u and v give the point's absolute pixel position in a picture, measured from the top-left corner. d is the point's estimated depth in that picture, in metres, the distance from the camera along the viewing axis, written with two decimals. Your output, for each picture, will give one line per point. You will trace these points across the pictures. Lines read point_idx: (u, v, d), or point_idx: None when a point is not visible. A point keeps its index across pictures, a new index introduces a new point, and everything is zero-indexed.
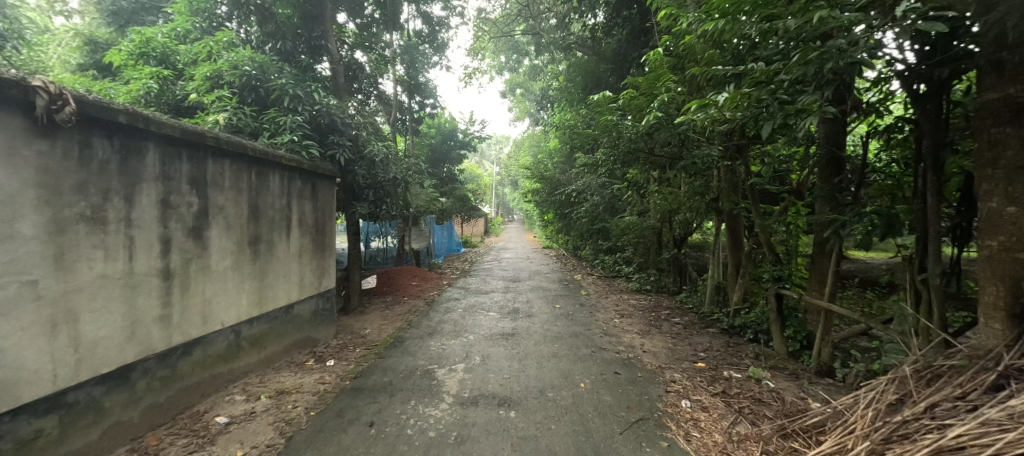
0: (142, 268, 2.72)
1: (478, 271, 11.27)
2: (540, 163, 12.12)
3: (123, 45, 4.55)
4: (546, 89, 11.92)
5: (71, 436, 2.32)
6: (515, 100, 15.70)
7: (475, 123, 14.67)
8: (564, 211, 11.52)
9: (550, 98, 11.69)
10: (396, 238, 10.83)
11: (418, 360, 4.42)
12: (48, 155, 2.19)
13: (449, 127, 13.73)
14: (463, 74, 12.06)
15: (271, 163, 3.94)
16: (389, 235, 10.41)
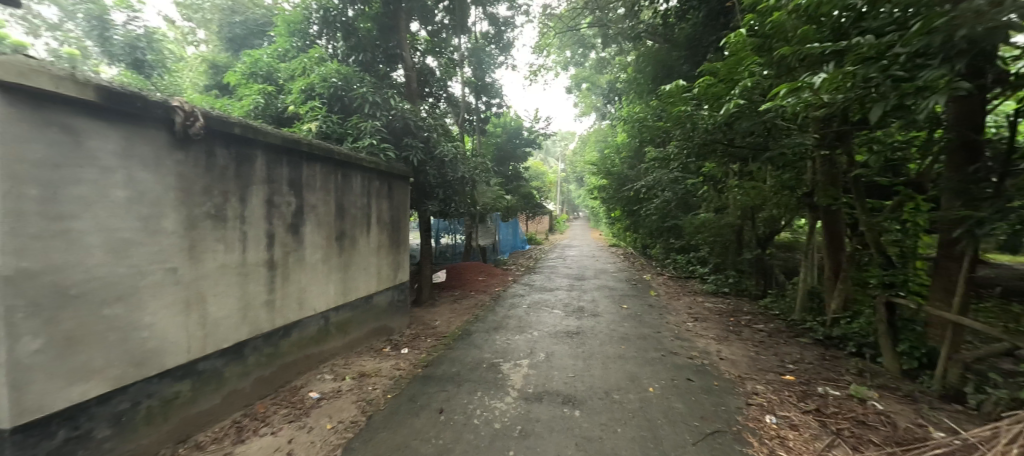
0: (253, 259, 3.16)
1: (543, 268, 11.28)
2: (608, 159, 11.74)
3: (238, 67, 5.27)
4: (615, 82, 11.54)
5: (200, 398, 2.78)
6: (581, 95, 15.40)
7: (540, 120, 14.70)
8: (633, 208, 11.08)
9: (619, 91, 11.31)
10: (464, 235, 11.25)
11: (485, 353, 4.57)
12: (184, 164, 2.63)
13: (516, 125, 13.87)
14: (529, 72, 12.10)
15: (354, 166, 4.32)
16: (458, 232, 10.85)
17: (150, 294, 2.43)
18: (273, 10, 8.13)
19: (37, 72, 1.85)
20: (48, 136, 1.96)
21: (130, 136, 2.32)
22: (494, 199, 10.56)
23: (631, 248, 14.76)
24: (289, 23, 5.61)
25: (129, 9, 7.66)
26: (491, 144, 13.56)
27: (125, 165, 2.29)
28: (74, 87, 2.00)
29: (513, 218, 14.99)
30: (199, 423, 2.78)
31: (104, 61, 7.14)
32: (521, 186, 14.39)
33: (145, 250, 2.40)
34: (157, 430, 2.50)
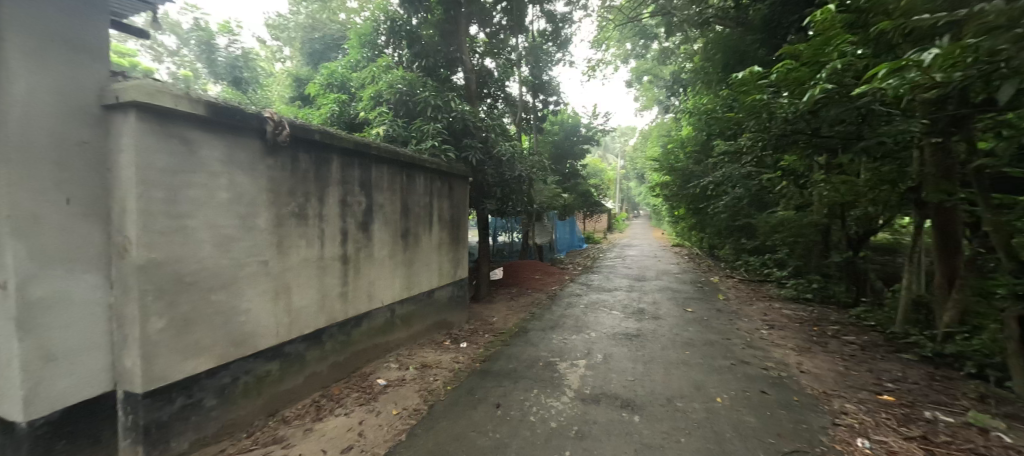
0: (329, 254, 3.45)
1: (601, 268, 10.99)
2: (671, 154, 11.08)
3: (317, 79, 5.76)
4: (679, 73, 10.92)
5: (286, 378, 3.10)
6: (643, 89, 14.80)
7: (598, 116, 14.35)
8: (699, 206, 10.34)
9: (684, 82, 10.69)
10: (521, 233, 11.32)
11: (541, 351, 4.57)
12: (274, 168, 2.94)
13: (573, 122, 13.76)
14: (587, 68, 11.85)
15: (417, 167, 4.55)
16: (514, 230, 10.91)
17: (246, 283, 2.76)
18: (347, 24, 8.82)
19: (162, 93, 2.19)
20: (170, 147, 2.31)
21: (231, 144, 2.65)
22: (552, 197, 10.52)
23: (696, 249, 13.88)
24: (360, 36, 6.03)
25: (230, 33, 8.75)
26: (549, 142, 13.53)
27: (227, 170, 2.62)
28: (189, 104, 2.33)
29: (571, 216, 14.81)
30: (285, 400, 3.11)
31: (210, 80, 8.23)
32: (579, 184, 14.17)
33: (242, 244, 2.73)
34: (252, 403, 2.85)
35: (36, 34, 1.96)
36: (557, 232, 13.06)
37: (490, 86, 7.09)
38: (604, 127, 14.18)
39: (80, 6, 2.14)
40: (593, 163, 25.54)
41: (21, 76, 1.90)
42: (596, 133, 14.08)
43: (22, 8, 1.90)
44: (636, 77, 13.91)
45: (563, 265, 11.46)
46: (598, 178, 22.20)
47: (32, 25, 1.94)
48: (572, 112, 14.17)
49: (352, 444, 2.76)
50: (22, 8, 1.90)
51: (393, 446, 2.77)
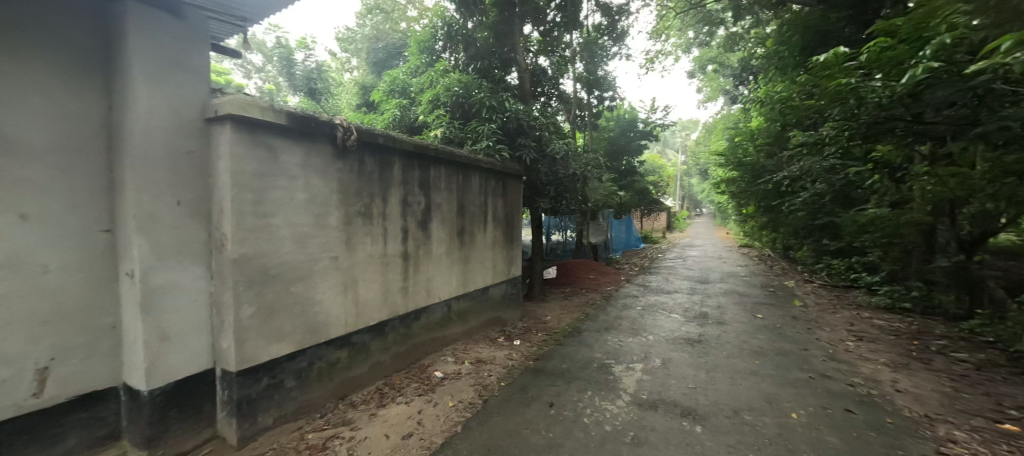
0: (392, 251, 3.66)
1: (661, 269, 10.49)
2: (740, 147, 10.12)
3: (381, 86, 6.11)
4: (746, 60, 10.10)
5: (353, 365, 3.34)
6: (707, 79, 13.89)
7: (657, 109, 13.70)
8: (770, 204, 9.46)
9: (755, 69, 9.87)
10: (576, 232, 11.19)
11: (596, 352, 4.48)
12: (344, 171, 3.17)
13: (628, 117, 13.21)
14: (645, 60, 11.35)
15: (473, 167, 4.66)
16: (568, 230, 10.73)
17: (320, 277, 3.02)
18: (408, 33, 9.29)
19: (252, 106, 2.47)
20: (257, 153, 2.59)
21: (308, 150, 2.91)
22: (608, 195, 10.24)
23: (769, 250, 12.78)
24: (419, 42, 6.30)
25: (306, 48, 9.56)
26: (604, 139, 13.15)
27: (305, 173, 2.88)
28: (273, 114, 2.59)
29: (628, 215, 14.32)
30: (353, 386, 3.35)
31: (290, 92, 9.06)
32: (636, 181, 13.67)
33: (316, 241, 2.99)
34: (325, 387, 3.10)
35: (153, 61, 2.30)
36: (613, 231, 12.64)
37: (544, 84, 7.07)
38: (663, 121, 13.53)
39: (187, 34, 2.47)
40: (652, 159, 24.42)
41: (144, 97, 2.26)
42: (655, 128, 13.45)
43: (142, 40, 2.26)
44: (698, 67, 13.09)
45: (620, 265, 11.12)
46: (658, 174, 21.23)
47: (151, 54, 2.29)
48: (629, 106, 13.65)
49: (412, 432, 2.92)
50: (142, 39, 2.26)
51: (449, 436, 2.89)
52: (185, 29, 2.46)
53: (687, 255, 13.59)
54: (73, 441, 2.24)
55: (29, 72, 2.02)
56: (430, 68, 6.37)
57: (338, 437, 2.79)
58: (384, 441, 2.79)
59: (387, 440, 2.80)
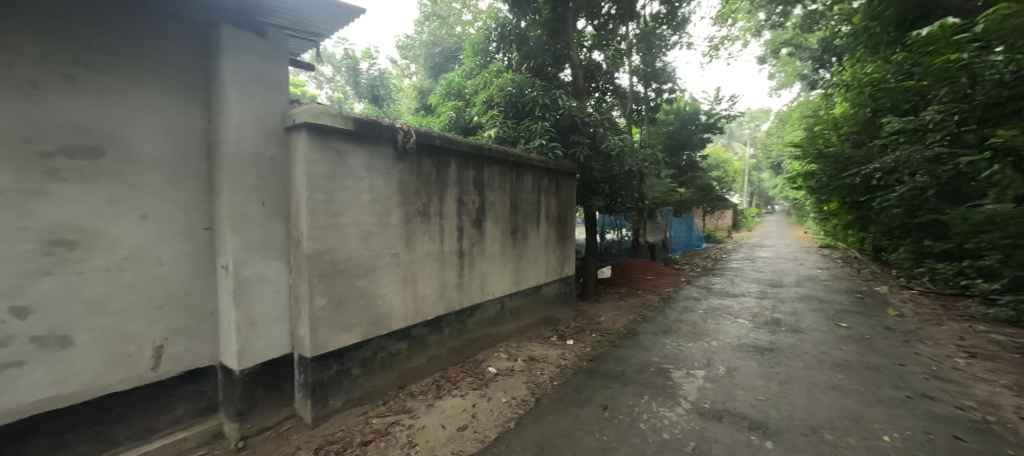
0: (448, 248, 3.78)
1: (727, 271, 9.79)
2: (819, 137, 8.83)
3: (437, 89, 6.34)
4: (831, 39, 9.09)
5: (412, 357, 3.51)
6: (781, 64, 12.61)
7: (722, 100, 12.66)
8: (857, 200, 8.47)
9: (840, 50, 8.87)
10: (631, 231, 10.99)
11: (653, 356, 4.30)
12: (404, 172, 3.34)
13: (688, 111, 12.32)
14: (708, 48, 10.63)
15: (526, 166, 4.68)
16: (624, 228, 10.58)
17: (383, 272, 3.21)
18: (463, 37, 9.54)
19: (323, 114, 2.68)
20: (328, 158, 2.82)
21: (372, 153, 3.10)
22: (667, 192, 9.75)
23: (855, 251, 11.45)
24: (474, 45, 6.43)
25: (369, 58, 10.19)
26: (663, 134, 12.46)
27: (369, 175, 3.08)
28: (341, 121, 2.80)
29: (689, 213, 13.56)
30: (412, 376, 3.52)
31: (356, 100, 9.84)
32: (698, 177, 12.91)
33: (379, 238, 3.18)
34: (387, 376, 3.30)
35: (242, 77, 2.59)
36: (672, 229, 12.00)
37: (597, 76, 6.85)
38: (728, 112, 12.58)
39: (270, 51, 2.75)
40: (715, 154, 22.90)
41: (235, 110, 2.54)
42: (720, 120, 12.50)
43: (233, 59, 2.55)
44: (768, 53, 11.81)
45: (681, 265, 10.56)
46: (723, 169, 19.84)
47: (240, 71, 2.58)
48: (690, 98, 12.65)
49: (467, 424, 3.01)
50: (233, 59, 2.55)
51: (502, 431, 2.94)
52: (267, 47, 2.74)
53: (757, 256, 12.58)
54: (181, 410, 2.59)
55: (147, 94, 2.38)
56: (484, 69, 6.48)
57: (398, 424, 2.96)
58: (441, 431, 2.90)
59: (444, 430, 2.91)
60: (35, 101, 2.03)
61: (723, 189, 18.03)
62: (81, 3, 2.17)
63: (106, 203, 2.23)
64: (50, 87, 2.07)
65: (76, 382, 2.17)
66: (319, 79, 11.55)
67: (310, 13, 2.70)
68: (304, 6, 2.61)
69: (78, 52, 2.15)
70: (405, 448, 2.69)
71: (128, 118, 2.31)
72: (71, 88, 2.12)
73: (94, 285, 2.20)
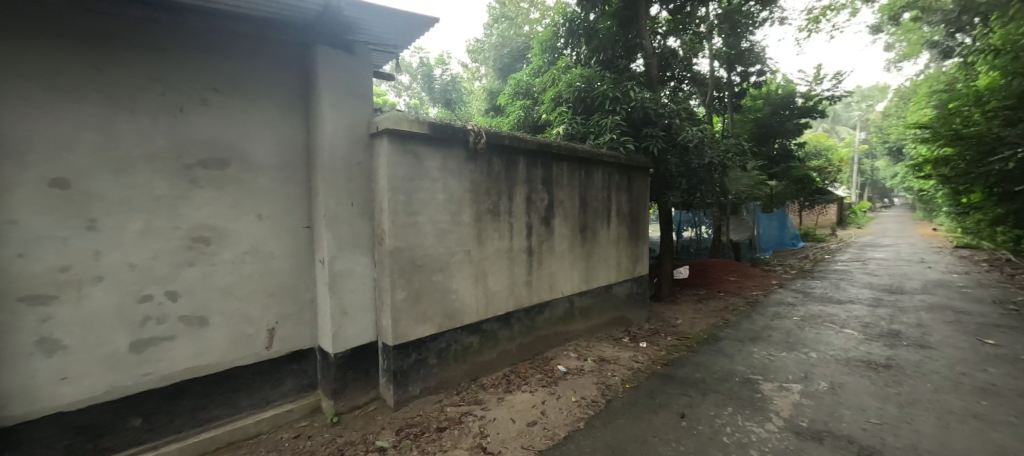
0: (517, 245, 3.84)
1: (830, 273, 8.61)
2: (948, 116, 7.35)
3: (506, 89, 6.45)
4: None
5: (484, 350, 3.64)
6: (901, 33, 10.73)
7: (825, 79, 11.17)
8: (1013, 189, 6.96)
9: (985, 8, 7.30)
10: (711, 228, 10.19)
11: (737, 365, 3.94)
12: (475, 172, 3.45)
13: (779, 95, 10.99)
14: (805, 22, 9.35)
15: (596, 162, 4.57)
16: (704, 225, 10.00)
17: (456, 268, 3.36)
18: (532, 35, 9.49)
19: (402, 120, 2.88)
20: (407, 161, 3.02)
21: (446, 155, 3.25)
22: (756, 186, 8.83)
23: (1007, 252, 9.38)
24: (542, 43, 6.40)
25: (443, 64, 10.71)
26: (749, 121, 11.32)
27: (443, 176, 3.24)
28: (419, 126, 2.98)
29: (781, 208, 12.19)
30: (483, 370, 3.64)
31: (430, 104, 11.16)
32: (793, 168, 11.53)
33: (453, 236, 3.33)
34: (459, 368, 3.45)
35: (335, 91, 2.88)
36: (760, 226, 10.81)
37: (672, 62, 6.43)
38: (832, 92, 11.05)
39: (357, 66, 3.02)
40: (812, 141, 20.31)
41: (328, 120, 2.84)
42: (820, 101, 11.09)
43: (326, 74, 2.85)
44: (884, 21, 9.62)
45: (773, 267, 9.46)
46: (827, 158, 17.46)
47: (332, 85, 2.87)
48: (783, 79, 11.39)
49: (536, 420, 3.04)
50: (326, 74, 2.85)
51: (572, 430, 2.92)
52: (354, 61, 3.01)
53: (870, 257, 10.88)
54: (288, 385, 2.97)
55: (260, 111, 2.76)
56: (551, 66, 6.45)
57: (470, 414, 3.08)
58: (511, 424, 2.97)
59: (513, 424, 2.97)
60: (181, 122, 2.46)
61: (825, 180, 15.89)
62: (211, 36, 2.57)
63: (231, 206, 2.65)
64: (192, 110, 2.50)
65: (211, 355, 2.61)
66: (399, 88, 12.36)
67: (391, 28, 2.91)
68: (386, 22, 2.81)
69: (210, 78, 2.56)
70: (476, 438, 2.80)
71: (247, 132, 2.71)
72: (205, 110, 2.54)
73: (223, 275, 2.62)
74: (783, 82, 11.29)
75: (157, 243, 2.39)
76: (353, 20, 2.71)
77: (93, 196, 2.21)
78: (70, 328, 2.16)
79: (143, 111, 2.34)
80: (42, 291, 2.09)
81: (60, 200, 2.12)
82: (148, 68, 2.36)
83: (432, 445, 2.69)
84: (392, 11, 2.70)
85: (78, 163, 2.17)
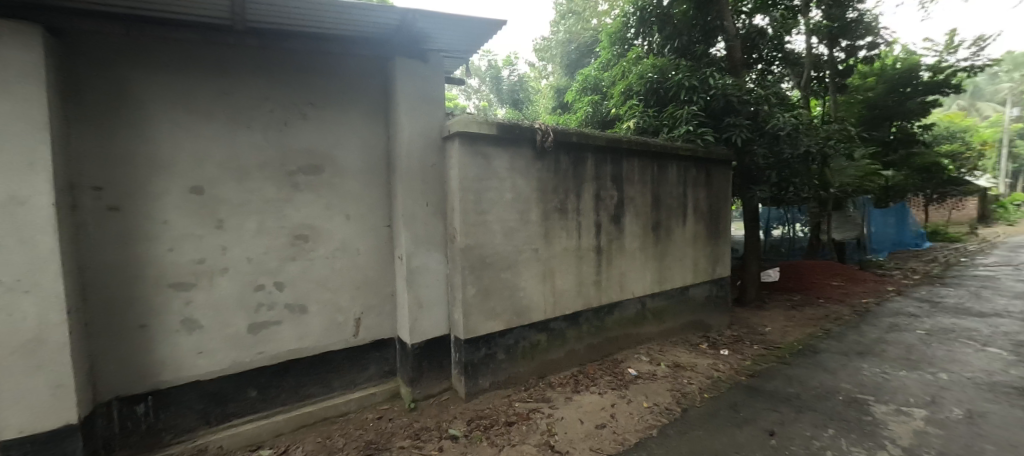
0: (585, 244, 3.77)
1: (968, 280, 7.19)
2: None
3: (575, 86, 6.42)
4: None
5: (551, 349, 3.64)
6: None
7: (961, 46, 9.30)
8: None
9: None
10: (808, 225, 9.25)
11: (841, 382, 3.46)
12: (542, 171, 3.46)
13: (897, 70, 9.35)
14: None
15: (670, 156, 4.32)
16: (798, 223, 9.44)
17: (524, 266, 3.40)
18: (600, 27, 9.16)
19: (471, 123, 2.98)
20: (476, 162, 3.12)
21: (513, 155, 3.30)
22: (867, 177, 7.63)
23: None
24: (610, 35, 6.17)
25: (510, 65, 10.85)
26: (858, 102, 9.67)
27: (511, 175, 3.30)
28: (488, 127, 3.07)
29: (900, 202, 10.40)
30: (550, 368, 3.64)
31: (498, 106, 11.51)
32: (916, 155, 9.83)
33: (521, 234, 3.37)
34: (527, 365, 3.49)
35: (411, 99, 3.08)
36: (873, 223, 9.30)
37: (759, 42, 5.80)
38: (971, 62, 9.18)
39: (430, 73, 3.19)
40: (942, 122, 17.11)
41: (405, 126, 3.05)
42: (955, 74, 9.29)
43: (403, 83, 3.05)
44: None
45: (889, 271, 8.12)
46: (963, 141, 14.58)
47: (409, 93, 3.07)
48: (903, 50, 9.70)
49: (605, 423, 2.97)
50: (404, 83, 3.06)
51: (644, 437, 2.81)
52: (428, 69, 3.19)
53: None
54: (372, 371, 3.25)
55: (347, 121, 3.05)
56: (621, 58, 6.21)
57: (538, 412, 3.10)
58: (579, 425, 2.94)
59: (581, 425, 2.93)
60: (286, 134, 2.82)
61: (962, 168, 13.26)
62: (308, 57, 2.90)
63: (325, 207, 2.97)
64: (293, 123, 2.85)
65: (310, 339, 2.95)
66: (468, 92, 12.77)
67: (460, 36, 3.02)
68: (456, 30, 2.93)
69: (308, 94, 2.89)
70: (544, 435, 2.81)
71: (337, 141, 3.01)
72: (305, 123, 2.89)
73: (319, 268, 2.95)
74: (903, 54, 9.59)
75: (268, 240, 2.77)
76: (426, 30, 2.86)
77: (221, 200, 2.62)
78: (205, 310, 2.60)
79: (257, 126, 2.72)
80: (184, 279, 2.53)
81: (197, 203, 2.56)
82: (260, 88, 2.74)
83: (501, 438, 2.76)
84: (461, 19, 2.80)
85: (210, 172, 2.59)
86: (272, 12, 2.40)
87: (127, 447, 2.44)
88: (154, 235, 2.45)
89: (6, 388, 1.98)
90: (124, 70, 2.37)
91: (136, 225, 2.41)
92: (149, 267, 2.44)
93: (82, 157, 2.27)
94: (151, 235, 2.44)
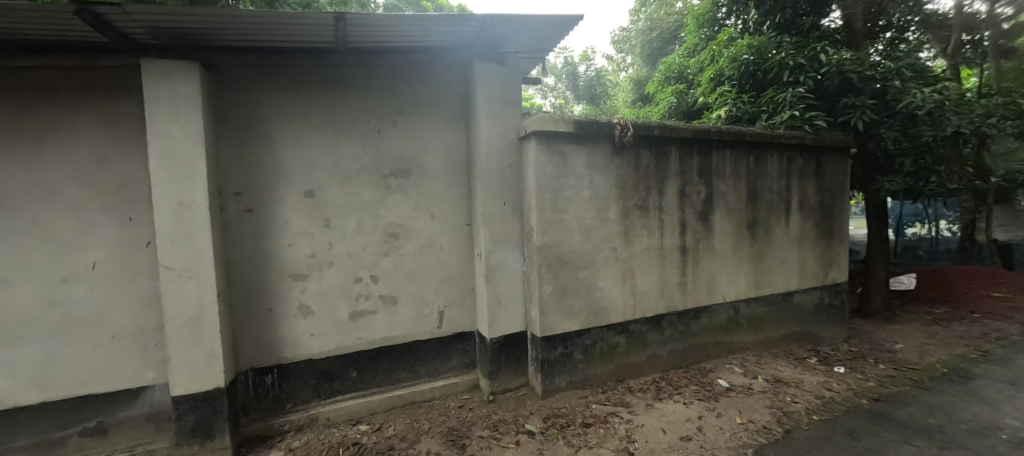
0: (669, 243, 3.54)
1: None
2: None
3: (658, 76, 6.13)
4: None
5: (632, 353, 3.49)
6: None
7: None
8: None
9: None
10: (957, 223, 7.79)
11: (1006, 418, 2.79)
12: (621, 167, 3.33)
13: None
14: None
15: (770, 146, 3.86)
16: (941, 220, 8.04)
17: (602, 266, 3.31)
18: (686, 11, 8.50)
19: (547, 122, 2.98)
20: (553, 160, 3.11)
21: (591, 151, 3.23)
22: None
23: None
24: (698, 17, 5.72)
25: (587, 61, 10.59)
26: None
27: (589, 172, 3.23)
28: (564, 125, 3.04)
29: None
30: (630, 372, 3.50)
31: (575, 102, 11.52)
32: None
33: (599, 233, 3.29)
34: (604, 367, 3.40)
35: (489, 102, 3.18)
36: None
37: (888, 6, 4.92)
38: None
39: (507, 75, 3.26)
40: None
41: (484, 128, 3.16)
42: None
43: (482, 86, 3.16)
44: None
45: None
46: None
47: (488, 96, 3.17)
48: None
49: (692, 436, 2.76)
50: (483, 86, 3.16)
51: None
52: (505, 71, 3.25)
53: None
54: (454, 362, 3.44)
55: (432, 126, 3.26)
56: (710, 42, 5.74)
57: (617, 416, 3.00)
58: (662, 435, 2.78)
59: (664, 435, 2.77)
60: (380, 142, 3.11)
61: None
62: (397, 68, 3.14)
63: (413, 207, 3.21)
64: (386, 131, 3.12)
65: (400, 329, 3.22)
66: (544, 90, 12.81)
67: (535, 36, 3.02)
68: (531, 31, 2.93)
69: (397, 103, 3.15)
70: (622, 441, 2.71)
71: (424, 145, 3.24)
72: (395, 130, 3.15)
73: (408, 264, 3.21)
74: None
75: (366, 238, 3.08)
76: (503, 34, 2.92)
77: (328, 202, 2.98)
78: (315, 298, 2.98)
79: (356, 135, 3.04)
80: (300, 270, 2.93)
81: (310, 205, 2.94)
82: (358, 101, 3.05)
83: (577, 439, 2.73)
84: (535, 20, 2.80)
85: (319, 178, 2.96)
86: (366, 33, 2.65)
87: (259, 411, 2.90)
88: (278, 232, 2.88)
89: (177, 355, 2.49)
90: (255, 92, 2.81)
91: (265, 224, 2.85)
92: (274, 260, 2.87)
93: (226, 167, 2.76)
94: (276, 232, 2.87)
